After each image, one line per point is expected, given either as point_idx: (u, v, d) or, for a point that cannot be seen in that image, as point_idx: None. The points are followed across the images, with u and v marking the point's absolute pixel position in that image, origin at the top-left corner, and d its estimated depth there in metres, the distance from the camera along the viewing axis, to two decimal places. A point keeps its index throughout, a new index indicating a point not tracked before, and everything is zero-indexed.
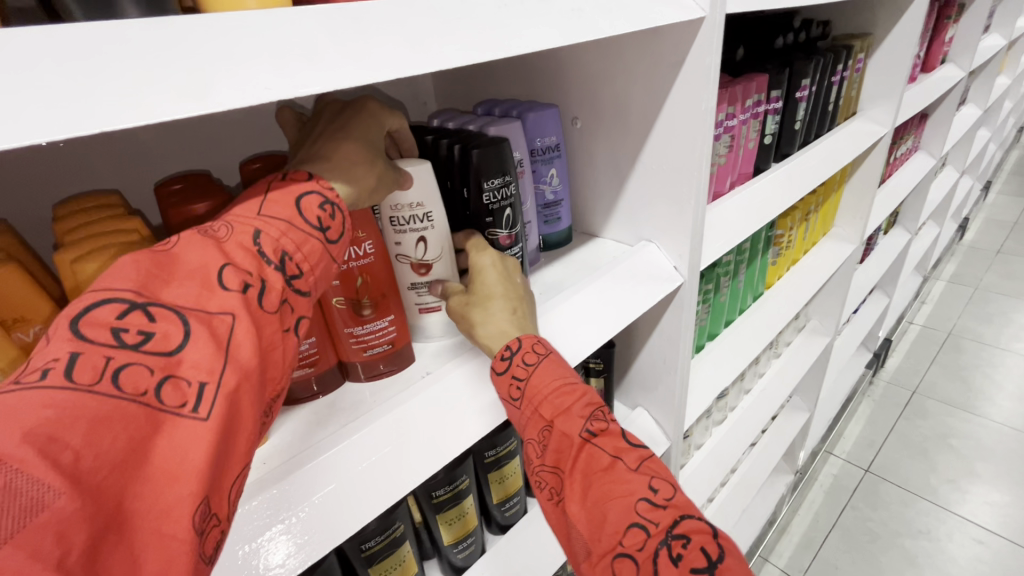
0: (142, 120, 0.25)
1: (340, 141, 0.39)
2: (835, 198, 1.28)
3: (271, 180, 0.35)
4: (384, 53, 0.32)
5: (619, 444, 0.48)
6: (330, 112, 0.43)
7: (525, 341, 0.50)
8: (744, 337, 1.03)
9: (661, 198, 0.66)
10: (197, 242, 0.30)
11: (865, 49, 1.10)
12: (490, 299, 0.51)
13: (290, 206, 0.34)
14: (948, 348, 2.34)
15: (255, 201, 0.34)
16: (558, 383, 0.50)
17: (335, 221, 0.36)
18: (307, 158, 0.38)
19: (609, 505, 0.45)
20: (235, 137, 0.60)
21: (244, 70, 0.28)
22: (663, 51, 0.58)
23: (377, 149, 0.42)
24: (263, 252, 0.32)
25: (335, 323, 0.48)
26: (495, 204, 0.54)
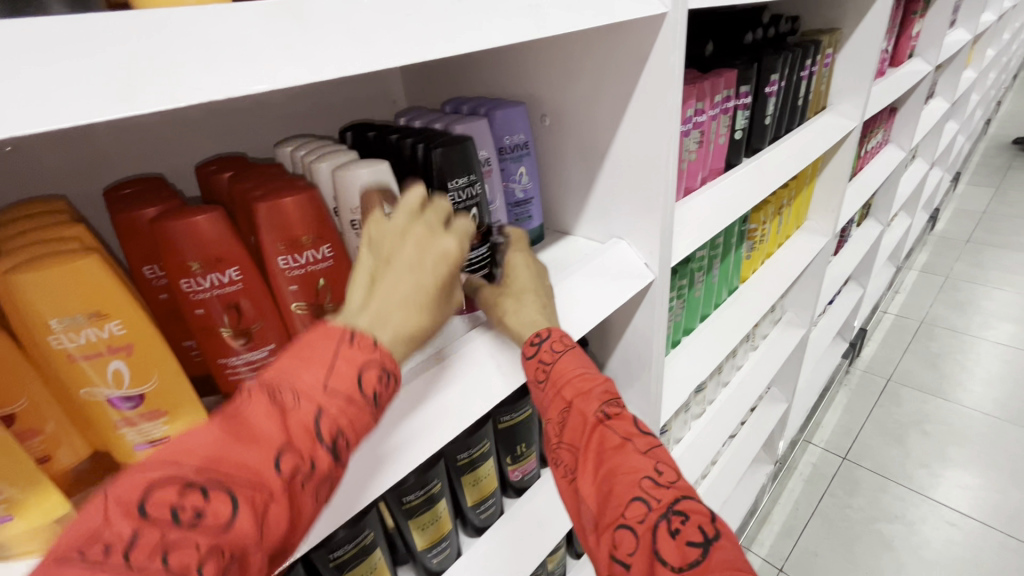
0: (61, 122, 0.24)
1: (405, 305, 0.37)
2: (807, 191, 1.30)
3: (342, 343, 0.34)
4: (329, 51, 0.31)
5: (630, 428, 0.51)
6: (414, 245, 0.38)
7: (555, 331, 0.55)
8: (720, 332, 1.04)
9: (630, 195, 0.66)
10: (262, 406, 0.31)
11: (834, 45, 1.11)
12: (524, 292, 0.56)
13: (355, 378, 0.34)
14: (921, 336, 2.40)
15: (324, 365, 0.34)
16: (579, 372, 0.55)
17: (393, 390, 0.36)
18: (373, 324, 0.36)
19: (616, 480, 0.47)
20: (191, 138, 0.59)
21: (172, 69, 0.26)
22: (628, 47, 0.58)
23: (444, 291, 0.40)
24: (320, 433, 0.33)
25: (296, 329, 0.46)
26: (458, 204, 0.53)
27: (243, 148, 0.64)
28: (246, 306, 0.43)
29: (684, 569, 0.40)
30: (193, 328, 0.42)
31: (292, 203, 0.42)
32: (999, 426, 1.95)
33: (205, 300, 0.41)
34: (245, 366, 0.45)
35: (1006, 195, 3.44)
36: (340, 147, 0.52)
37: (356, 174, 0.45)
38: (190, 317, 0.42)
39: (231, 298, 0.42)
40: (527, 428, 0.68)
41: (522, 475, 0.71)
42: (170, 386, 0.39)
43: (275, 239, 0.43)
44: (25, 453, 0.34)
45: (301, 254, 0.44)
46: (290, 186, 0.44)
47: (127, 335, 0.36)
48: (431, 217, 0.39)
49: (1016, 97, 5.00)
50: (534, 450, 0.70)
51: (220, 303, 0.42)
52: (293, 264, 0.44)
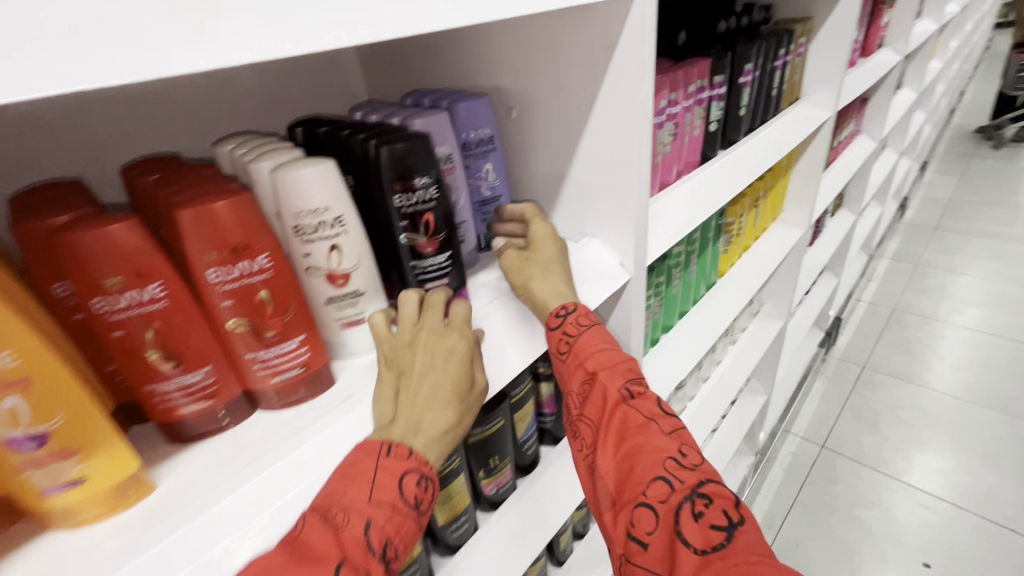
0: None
1: (428, 411, 0.44)
2: (783, 183, 1.28)
3: (379, 457, 0.40)
4: (240, 35, 0.27)
5: (654, 410, 0.51)
6: (422, 352, 0.46)
7: (581, 308, 0.57)
8: (699, 328, 1.02)
9: (602, 192, 0.62)
10: (319, 528, 0.36)
11: (806, 34, 1.09)
12: (550, 264, 0.58)
13: (395, 489, 0.40)
14: (893, 323, 2.44)
15: (366, 482, 0.39)
16: (603, 346, 0.56)
17: (425, 496, 0.42)
18: (407, 429, 0.43)
19: (638, 458, 0.48)
20: (124, 135, 0.53)
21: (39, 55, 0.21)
22: (596, 33, 0.54)
23: (461, 391, 0.47)
24: (371, 544, 0.38)
25: (233, 348, 0.42)
26: (409, 208, 0.48)
27: (185, 145, 0.58)
28: (174, 326, 0.38)
29: (707, 552, 0.40)
30: (113, 352, 0.37)
31: (224, 208, 0.38)
32: (969, 410, 1.99)
33: (125, 320, 0.36)
34: (177, 392, 0.40)
35: (970, 183, 3.52)
36: (286, 144, 0.48)
37: (299, 174, 0.41)
38: (107, 340, 0.37)
39: (155, 317, 0.37)
40: (501, 441, 0.64)
41: (496, 489, 0.67)
42: (83, 417, 0.34)
43: (205, 249, 0.38)
44: None
45: (233, 265, 0.39)
46: (222, 188, 0.39)
47: (27, 364, 0.31)
48: (429, 325, 0.47)
49: (977, 87, 5.12)
50: (508, 462, 0.67)
51: (143, 322, 0.37)
52: (226, 277, 0.39)
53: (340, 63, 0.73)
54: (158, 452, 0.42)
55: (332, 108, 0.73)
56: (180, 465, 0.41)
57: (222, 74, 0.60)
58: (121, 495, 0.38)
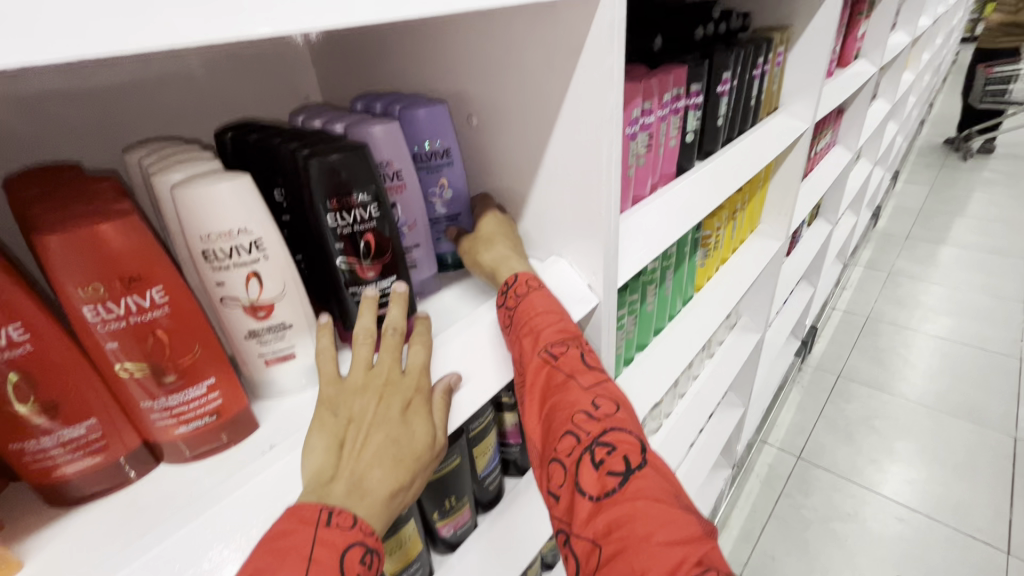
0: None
1: (374, 466, 0.39)
2: (760, 194, 1.26)
3: (316, 529, 0.35)
4: (33, 24, 0.21)
5: (577, 364, 0.48)
6: (377, 403, 0.41)
7: (521, 275, 0.52)
8: (675, 345, 0.98)
9: (568, 208, 0.58)
10: None
11: (785, 43, 1.07)
12: (494, 239, 0.56)
13: (335, 568, 0.34)
14: (867, 332, 2.46)
15: (300, 564, 0.33)
16: (537, 308, 0.50)
17: (371, 569, 0.37)
18: (351, 488, 0.37)
19: (554, 415, 0.46)
20: (22, 141, 0.46)
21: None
22: (560, 34, 0.49)
23: (417, 458, 0.42)
24: None
25: (127, 396, 0.35)
26: (346, 229, 0.43)
27: (105, 152, 0.52)
28: (45, 374, 0.32)
29: (602, 498, 0.39)
30: None
31: (110, 232, 0.31)
32: (940, 419, 2.00)
33: None
34: (53, 449, 0.33)
35: (939, 192, 3.60)
36: (201, 153, 0.41)
37: (206, 192, 0.35)
38: None
39: (19, 363, 0.31)
40: (458, 480, 0.58)
41: (453, 530, 0.61)
42: None
43: (82, 281, 0.31)
44: None
45: (120, 301, 0.33)
46: (107, 208, 0.33)
47: None
48: (386, 373, 0.42)
49: (944, 100, 5.27)
50: (466, 501, 0.61)
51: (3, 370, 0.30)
52: (109, 315, 0.33)
53: (291, 63, 0.67)
54: (37, 520, 0.36)
55: (278, 110, 0.66)
56: (59, 539, 0.35)
57: (150, 75, 0.53)
58: None
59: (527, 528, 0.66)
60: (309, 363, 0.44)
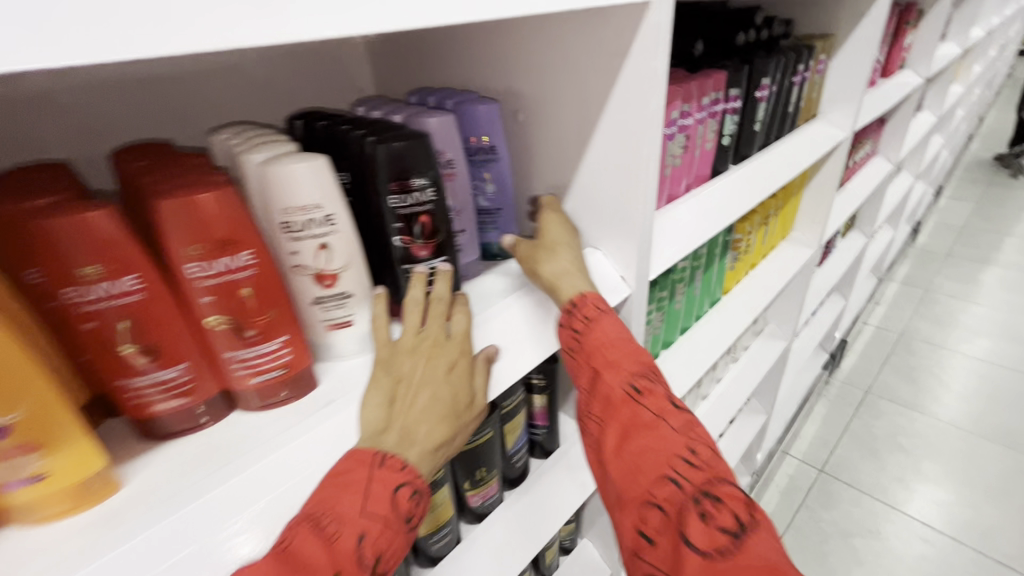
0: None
1: (423, 422, 0.43)
2: (794, 202, 1.26)
3: (372, 468, 0.39)
4: (188, 21, 0.26)
5: (664, 405, 0.48)
6: (424, 362, 0.45)
7: (590, 295, 0.54)
8: (700, 344, 1.00)
9: (605, 201, 0.61)
10: (311, 541, 0.34)
11: (826, 51, 1.07)
12: (557, 248, 0.57)
13: (387, 502, 0.38)
14: (900, 348, 2.41)
15: (357, 496, 0.37)
16: (613, 338, 0.53)
17: (417, 506, 0.41)
18: (401, 439, 0.42)
19: (646, 456, 0.45)
20: (118, 121, 0.52)
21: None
22: (608, 37, 0.53)
23: (457, 410, 0.46)
24: (365, 556, 0.36)
25: (213, 345, 0.40)
26: (404, 209, 0.47)
27: (185, 134, 0.57)
28: (150, 320, 0.37)
29: (712, 555, 0.38)
30: (87, 344, 0.36)
31: (210, 199, 0.36)
32: (973, 442, 1.95)
33: (97, 310, 0.35)
34: (151, 388, 0.38)
35: (985, 210, 3.48)
36: (281, 137, 0.46)
37: (289, 170, 0.39)
38: (80, 333, 0.35)
39: (130, 310, 0.36)
40: (489, 452, 0.62)
41: (482, 500, 0.65)
42: (54, 413, 0.33)
43: (185, 241, 0.36)
44: None
45: (215, 260, 0.37)
46: (206, 180, 0.38)
47: None
48: (433, 335, 0.46)
49: (996, 114, 5.08)
50: (496, 474, 0.65)
51: (118, 314, 0.35)
52: (205, 273, 0.37)
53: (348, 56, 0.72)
54: (128, 449, 0.41)
55: (335, 101, 0.71)
56: (149, 466, 0.40)
57: (224, 64, 0.59)
58: (84, 492, 0.36)
59: (549, 507, 0.69)
60: (364, 331, 0.48)
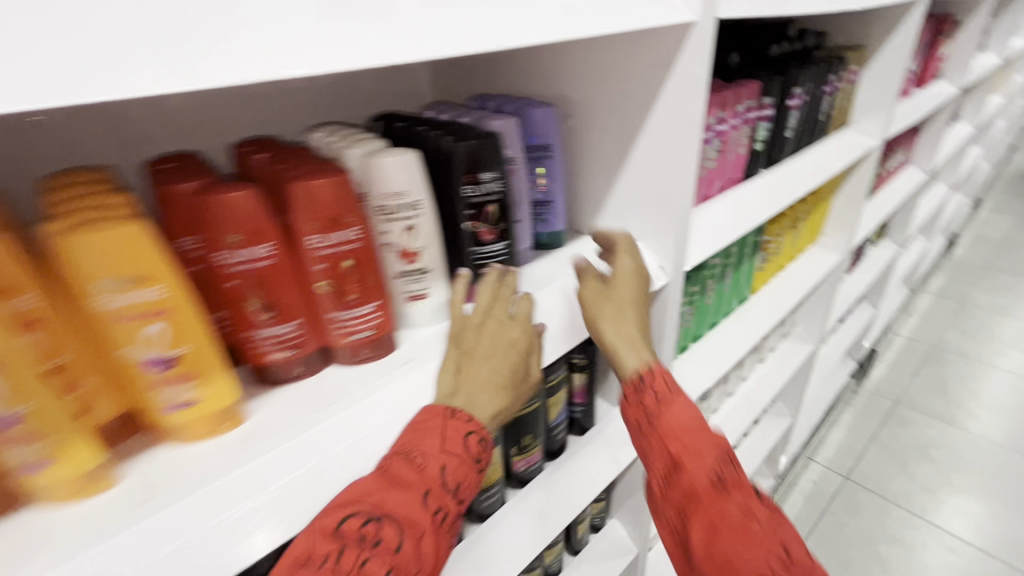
0: (39, 82, 0.24)
1: (484, 391, 0.50)
2: (823, 207, 1.30)
3: (447, 416, 0.46)
4: (346, 44, 0.34)
5: (748, 498, 0.48)
6: (489, 339, 0.52)
7: (658, 371, 0.56)
8: (729, 339, 1.05)
9: (647, 198, 0.67)
10: (403, 467, 0.43)
11: (858, 61, 1.12)
12: (625, 307, 0.60)
13: (460, 443, 0.46)
14: (932, 360, 2.38)
15: (436, 436, 0.45)
16: (690, 424, 0.52)
17: (486, 451, 0.48)
18: (466, 402, 0.49)
19: (739, 560, 0.45)
20: (229, 119, 0.61)
21: (191, 54, 0.28)
22: (656, 51, 0.60)
23: (514, 381, 0.52)
24: (446, 483, 0.44)
25: (319, 306, 0.48)
26: (475, 198, 0.54)
27: (278, 128, 0.66)
28: (274, 282, 0.44)
29: None
30: (226, 300, 0.44)
31: (328, 184, 0.44)
32: (1006, 456, 1.93)
33: (236, 272, 0.43)
34: (269, 339, 0.46)
35: None
36: (371, 135, 0.54)
37: (388, 162, 0.47)
38: (223, 289, 0.43)
39: (261, 273, 0.43)
40: (535, 421, 0.69)
41: (526, 466, 0.71)
42: (205, 351, 0.41)
43: (306, 218, 0.44)
44: (59, 406, 0.36)
45: (327, 235, 0.45)
46: (322, 169, 0.45)
47: (165, 299, 0.38)
48: (497, 315, 0.53)
49: None
50: (539, 442, 0.71)
51: (252, 276, 0.43)
52: (319, 245, 0.45)
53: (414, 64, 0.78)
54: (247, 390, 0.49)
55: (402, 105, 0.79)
56: (266, 403, 0.48)
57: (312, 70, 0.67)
58: (222, 418, 0.44)
59: (586, 483, 0.76)
60: (437, 303, 0.56)
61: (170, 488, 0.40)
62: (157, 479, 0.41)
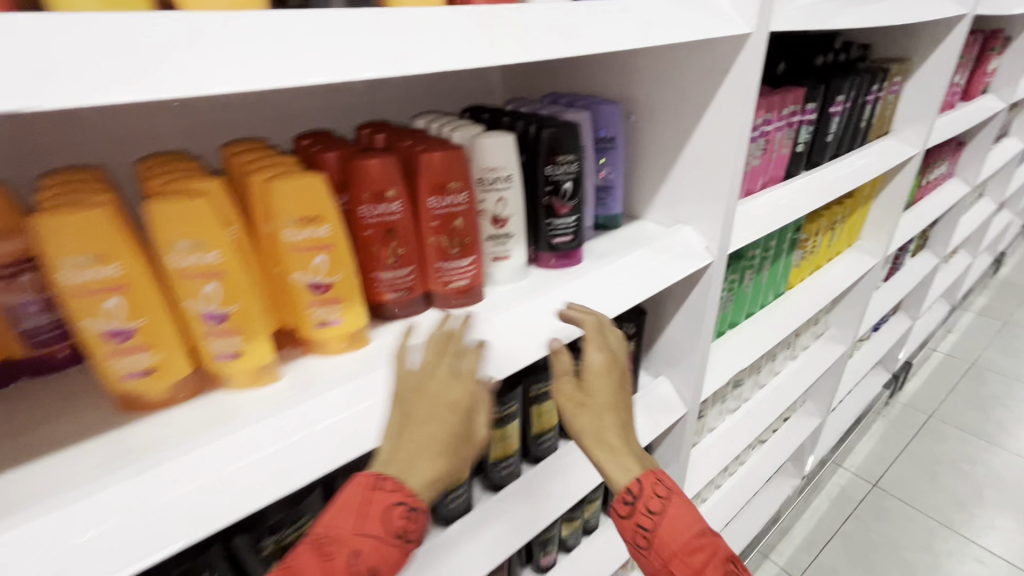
0: (303, 68, 0.36)
1: (420, 460, 0.46)
2: (862, 212, 1.35)
3: (365, 492, 0.45)
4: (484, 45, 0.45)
5: None
6: (430, 403, 0.48)
7: (649, 476, 0.58)
8: (764, 329, 1.12)
9: (697, 187, 0.76)
10: (308, 557, 0.42)
11: (901, 73, 1.18)
12: (606, 411, 0.59)
13: (377, 522, 0.44)
14: (970, 378, 2.36)
15: (350, 518, 0.44)
16: (684, 537, 0.56)
17: (415, 522, 0.46)
18: (403, 470, 0.46)
19: None
20: (347, 105, 0.74)
21: (386, 51, 0.40)
22: (714, 58, 0.69)
23: (455, 443, 0.49)
24: (359, 567, 0.43)
25: (429, 257, 0.59)
26: (555, 176, 0.64)
27: (382, 115, 0.78)
28: (398, 234, 0.55)
29: None
30: (361, 244, 0.55)
31: (447, 156, 0.55)
32: None
33: (373, 222, 0.54)
34: (388, 281, 0.57)
35: None
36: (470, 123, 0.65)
37: (491, 142, 0.59)
38: (360, 236, 0.55)
39: (390, 225, 0.55)
40: None
41: None
42: (350, 283, 0.52)
43: (427, 183, 0.55)
44: (255, 310, 0.47)
45: (442, 197, 0.56)
46: (440, 144, 0.57)
47: (329, 237, 0.49)
48: (439, 375, 0.50)
49: None
50: None
51: (383, 226, 0.54)
52: (435, 205, 0.56)
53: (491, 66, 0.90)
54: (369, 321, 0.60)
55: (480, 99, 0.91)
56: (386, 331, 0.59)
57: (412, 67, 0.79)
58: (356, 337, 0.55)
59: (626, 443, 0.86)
60: (517, 265, 0.66)
61: (324, 382, 0.51)
62: (311, 376, 0.52)
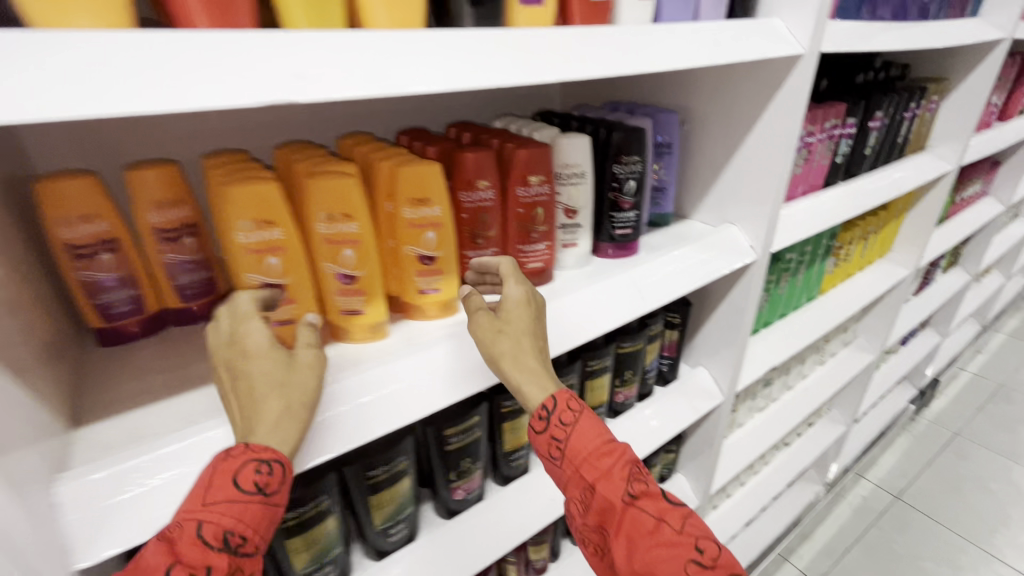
0: (454, 73, 0.44)
1: (264, 405, 0.44)
2: (895, 224, 1.40)
3: (215, 465, 0.41)
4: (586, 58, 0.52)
5: (660, 504, 0.52)
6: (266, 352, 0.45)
7: (561, 398, 0.56)
8: (796, 331, 1.18)
9: (745, 190, 0.83)
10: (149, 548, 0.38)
11: (938, 92, 1.23)
12: (522, 336, 0.57)
13: (227, 486, 0.40)
14: (999, 398, 2.36)
15: (197, 493, 0.40)
16: (596, 443, 0.55)
17: (272, 475, 0.42)
18: (247, 420, 0.43)
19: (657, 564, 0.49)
20: (434, 108, 0.83)
21: (512, 59, 0.47)
22: (767, 74, 0.76)
23: (301, 390, 0.46)
24: (208, 540, 0.39)
25: (512, 240, 0.67)
26: (621, 174, 0.72)
27: (461, 117, 0.87)
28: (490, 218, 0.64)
29: None
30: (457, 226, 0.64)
31: (536, 152, 0.63)
32: None
33: (470, 207, 0.63)
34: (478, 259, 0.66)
35: None
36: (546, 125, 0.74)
37: (571, 142, 0.67)
38: (458, 219, 0.64)
39: (484, 210, 0.63)
40: (635, 360, 0.86)
41: (624, 398, 0.89)
42: (452, 259, 0.61)
43: (517, 174, 0.64)
44: (376, 278, 0.56)
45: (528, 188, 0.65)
46: (528, 142, 0.65)
47: (439, 217, 0.58)
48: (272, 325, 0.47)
49: None
50: (636, 379, 0.88)
51: (478, 211, 0.63)
52: (522, 195, 0.65)
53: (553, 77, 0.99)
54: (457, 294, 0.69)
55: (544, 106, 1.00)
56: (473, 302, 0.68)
57: None
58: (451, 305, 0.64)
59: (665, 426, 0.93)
60: (582, 252, 0.74)
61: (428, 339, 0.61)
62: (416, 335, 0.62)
